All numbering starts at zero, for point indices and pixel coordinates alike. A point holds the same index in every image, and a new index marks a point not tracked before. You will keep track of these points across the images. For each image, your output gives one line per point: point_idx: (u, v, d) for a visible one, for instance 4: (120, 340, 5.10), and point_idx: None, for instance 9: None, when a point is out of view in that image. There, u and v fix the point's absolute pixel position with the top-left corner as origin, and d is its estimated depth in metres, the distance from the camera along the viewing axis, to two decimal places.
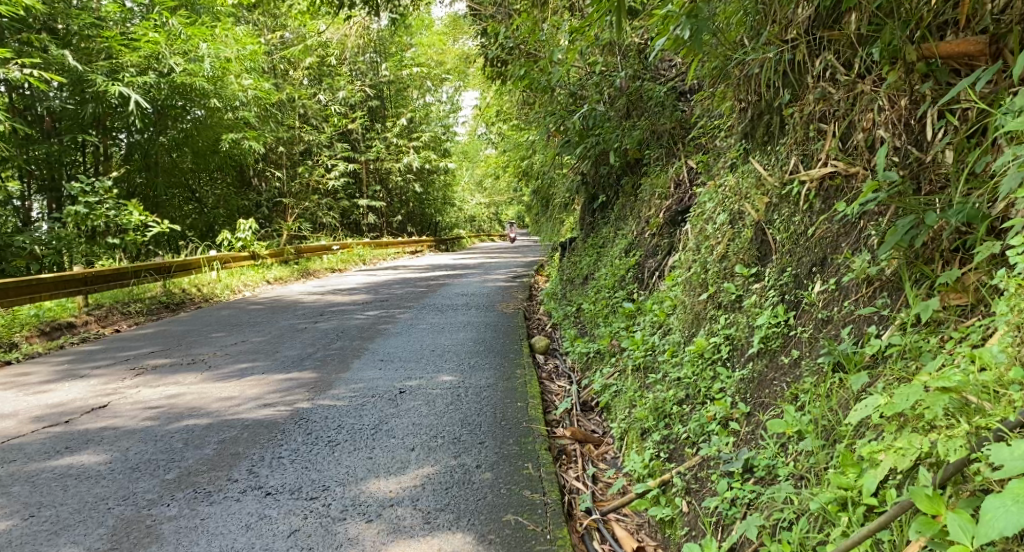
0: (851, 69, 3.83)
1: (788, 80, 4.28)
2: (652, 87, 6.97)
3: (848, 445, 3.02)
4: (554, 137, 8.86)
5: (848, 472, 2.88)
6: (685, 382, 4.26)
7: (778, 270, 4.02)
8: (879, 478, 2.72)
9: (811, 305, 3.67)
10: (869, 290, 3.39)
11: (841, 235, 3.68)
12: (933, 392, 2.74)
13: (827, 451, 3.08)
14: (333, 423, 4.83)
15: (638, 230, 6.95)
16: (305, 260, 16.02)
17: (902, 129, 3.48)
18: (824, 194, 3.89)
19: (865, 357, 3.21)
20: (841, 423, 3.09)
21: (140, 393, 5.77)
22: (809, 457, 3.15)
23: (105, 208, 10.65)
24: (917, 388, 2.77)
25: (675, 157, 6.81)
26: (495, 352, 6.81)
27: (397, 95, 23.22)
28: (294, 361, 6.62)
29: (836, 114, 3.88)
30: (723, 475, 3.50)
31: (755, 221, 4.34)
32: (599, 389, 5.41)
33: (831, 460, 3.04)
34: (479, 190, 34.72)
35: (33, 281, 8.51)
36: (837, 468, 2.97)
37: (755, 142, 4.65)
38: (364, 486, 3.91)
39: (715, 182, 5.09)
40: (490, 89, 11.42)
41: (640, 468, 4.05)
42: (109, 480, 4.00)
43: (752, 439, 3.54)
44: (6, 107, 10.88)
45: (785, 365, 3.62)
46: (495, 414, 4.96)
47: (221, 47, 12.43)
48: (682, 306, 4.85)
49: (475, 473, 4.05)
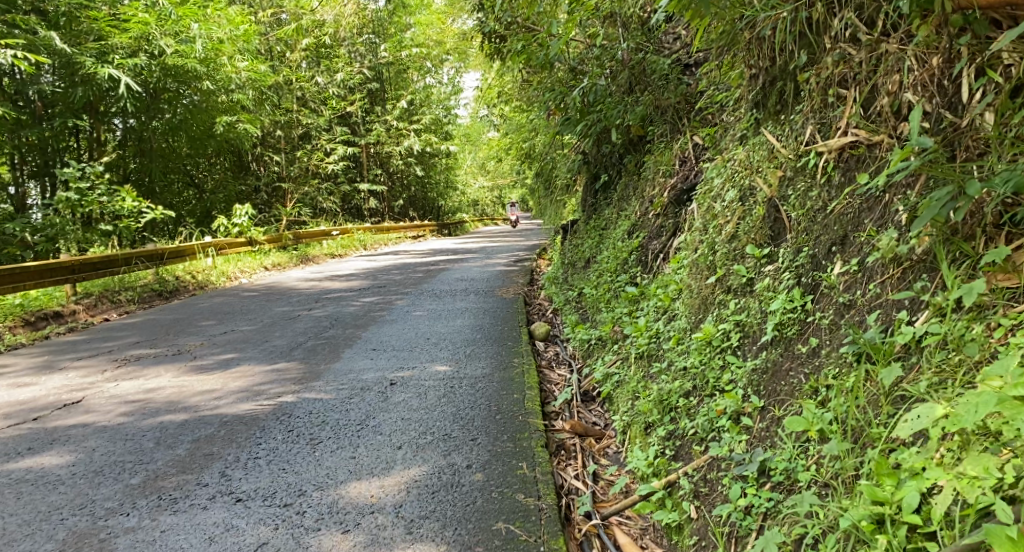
0: (874, 28, 3.48)
1: (805, 41, 3.92)
2: (655, 59, 6.54)
3: (882, 451, 2.71)
4: (553, 114, 8.45)
5: (884, 484, 2.59)
6: (692, 372, 3.94)
7: (794, 250, 3.66)
8: (944, 503, 2.41)
9: (831, 288, 3.33)
10: (897, 271, 3.04)
11: (864, 210, 3.33)
12: (1009, 403, 2.44)
13: (856, 456, 2.76)
14: (317, 418, 4.51)
15: (642, 210, 6.58)
16: (304, 246, 15.76)
17: (935, 90, 3.15)
18: (844, 165, 3.55)
19: (896, 346, 2.88)
20: (873, 425, 2.76)
21: (118, 386, 5.45)
22: (834, 462, 2.83)
23: (97, 195, 10.23)
24: (990, 398, 2.45)
25: (680, 133, 6.46)
26: (492, 340, 6.48)
27: (398, 76, 22.63)
28: (282, 351, 6.29)
29: (857, 77, 3.55)
30: (736, 479, 3.17)
31: (767, 196, 3.99)
32: (601, 378, 5.09)
33: (861, 467, 2.73)
34: (483, 173, 33.38)
35: (17, 270, 8.14)
36: (869, 478, 2.68)
37: (766, 111, 4.30)
38: (343, 490, 3.60)
39: (724, 157, 4.75)
40: (491, 69, 10.97)
41: (644, 467, 3.71)
42: (67, 487, 3.72)
43: (766, 438, 3.21)
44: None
45: (802, 354, 3.29)
46: (490, 407, 4.65)
47: (213, 28, 12.00)
48: (688, 290, 4.54)
49: (465, 475, 3.73)
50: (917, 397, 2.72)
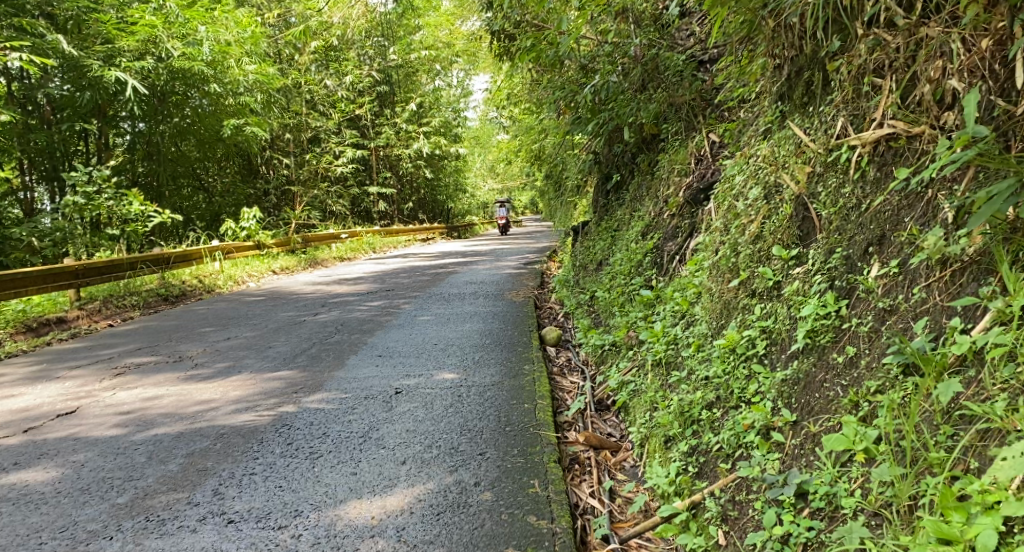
0: (913, 11, 3.24)
1: (836, 27, 3.68)
2: (670, 55, 6.29)
3: (947, 480, 2.50)
4: (563, 113, 8.17)
5: (952, 519, 2.40)
6: (715, 382, 3.68)
7: (826, 251, 3.40)
8: None
9: (869, 292, 3.07)
10: (944, 273, 2.81)
11: (904, 207, 3.09)
12: None
13: (910, 482, 2.55)
14: (318, 430, 4.27)
15: (656, 210, 6.33)
16: (312, 249, 15.52)
17: (984, 76, 2.93)
18: (880, 159, 3.31)
19: (949, 357, 2.64)
20: (933, 449, 2.54)
21: (115, 395, 5.21)
22: (884, 489, 2.61)
23: (105, 198, 9.92)
24: None
25: (696, 131, 6.25)
26: (502, 346, 6.24)
27: (406, 79, 22.23)
28: (286, 358, 6.06)
29: (894, 64, 3.30)
30: (770, 503, 2.92)
31: (795, 194, 3.72)
32: (616, 387, 4.84)
33: (920, 497, 2.52)
34: (491, 176, 33.24)
35: (18, 276, 7.94)
36: (930, 511, 2.47)
37: (794, 104, 4.07)
38: (342, 510, 3.38)
39: (746, 153, 4.50)
40: (500, 71, 10.70)
41: (665, 485, 3.46)
42: (50, 506, 3.52)
43: (802, 457, 2.96)
44: (4, 97, 10.32)
45: (838, 365, 3.03)
46: (498, 417, 4.41)
47: (221, 30, 11.78)
48: (707, 293, 4.26)
49: (473, 494, 3.49)
50: (984, 416, 2.48)
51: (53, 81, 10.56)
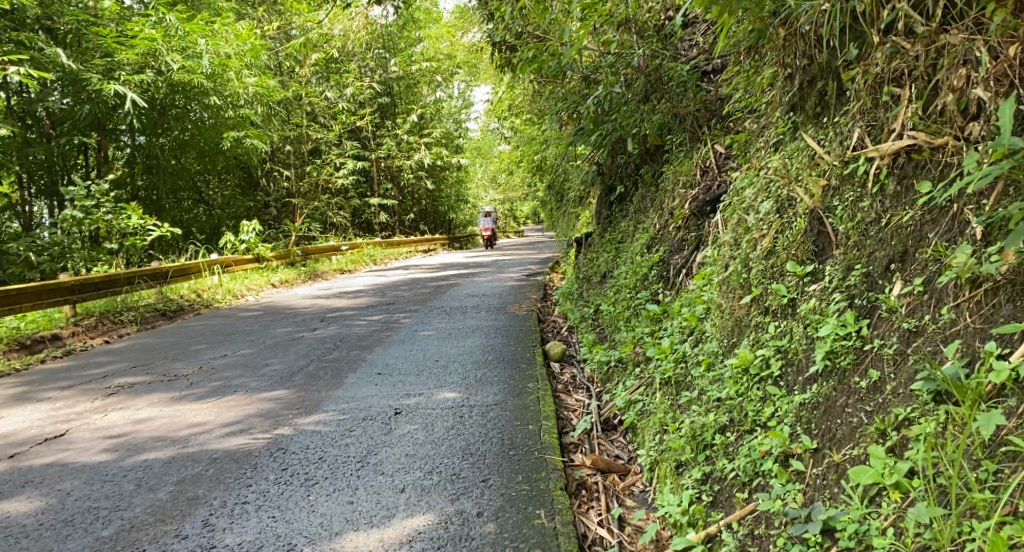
0: (931, 18, 3.11)
1: (853, 34, 3.52)
2: (673, 65, 6.11)
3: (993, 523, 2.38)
4: (566, 124, 8.00)
5: None
6: (727, 404, 3.51)
7: (844, 267, 3.23)
8: None
9: (891, 311, 2.92)
10: (975, 293, 2.67)
11: (927, 223, 2.95)
12: None
13: (951, 523, 2.43)
14: (314, 455, 4.11)
15: (661, 222, 6.18)
16: (312, 261, 15.38)
17: (1011, 84, 2.81)
18: (900, 171, 3.15)
19: (986, 386, 2.52)
20: (977, 488, 2.41)
21: (106, 417, 5.05)
22: (922, 530, 2.49)
23: (103, 212, 9.71)
24: None
25: (700, 142, 6.08)
26: (504, 363, 6.07)
27: (408, 90, 22.12)
28: (283, 377, 5.89)
29: (913, 73, 3.16)
30: (794, 540, 2.78)
31: (809, 207, 3.55)
32: (623, 406, 4.67)
33: (962, 539, 2.40)
34: (491, 187, 33.05)
35: (11, 293, 7.78)
36: None
37: (806, 114, 3.90)
38: (337, 544, 3.23)
39: (756, 164, 4.33)
40: (502, 81, 10.53)
41: (678, 514, 3.29)
42: (32, 540, 3.37)
43: (825, 489, 2.81)
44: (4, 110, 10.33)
45: (861, 390, 2.88)
46: (502, 440, 4.24)
47: (221, 43, 11.52)
48: (717, 309, 4.09)
49: (476, 526, 3.33)
50: None
51: (52, 94, 10.48)
